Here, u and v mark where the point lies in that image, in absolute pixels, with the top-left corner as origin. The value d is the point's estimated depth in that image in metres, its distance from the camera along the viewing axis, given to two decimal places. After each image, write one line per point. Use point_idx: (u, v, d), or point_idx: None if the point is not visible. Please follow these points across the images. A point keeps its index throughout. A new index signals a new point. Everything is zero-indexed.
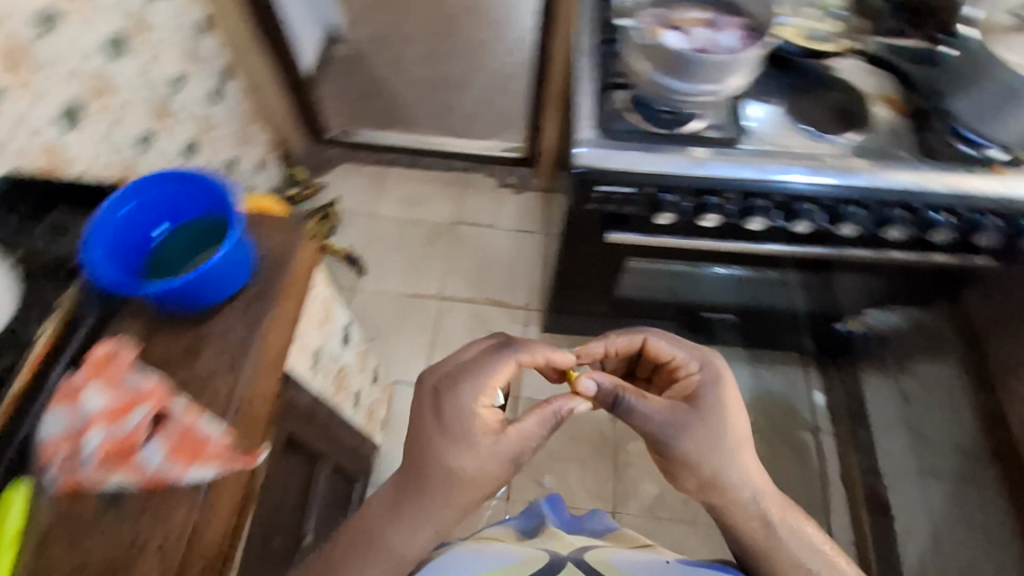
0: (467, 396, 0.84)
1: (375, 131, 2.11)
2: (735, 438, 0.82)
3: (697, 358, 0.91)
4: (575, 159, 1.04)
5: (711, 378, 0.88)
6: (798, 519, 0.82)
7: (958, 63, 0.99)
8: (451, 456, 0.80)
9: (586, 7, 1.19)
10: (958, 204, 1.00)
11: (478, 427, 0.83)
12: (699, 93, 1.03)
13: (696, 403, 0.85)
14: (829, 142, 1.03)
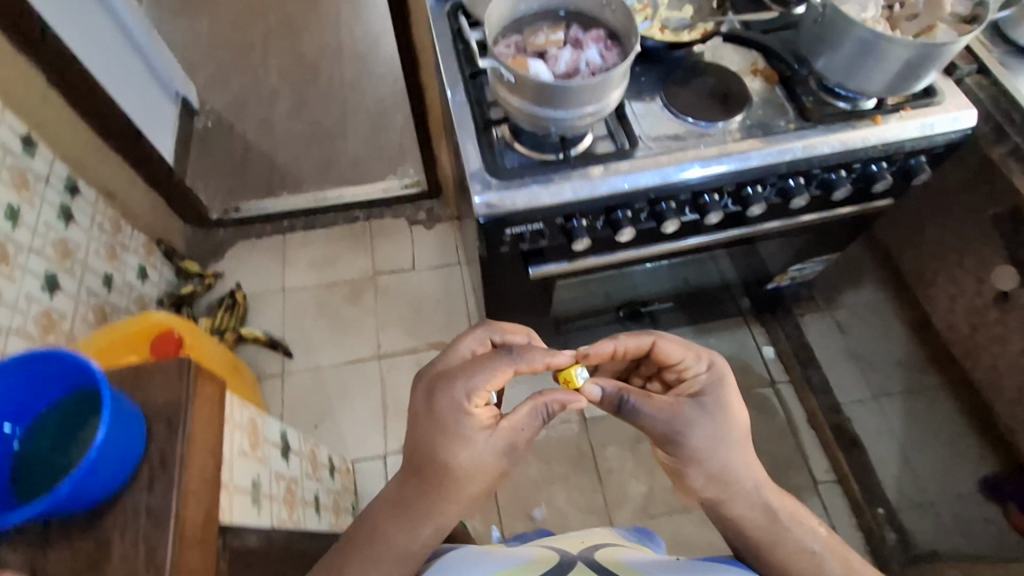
0: (463, 399, 0.72)
1: (263, 201, 1.92)
2: (743, 435, 0.73)
3: (705, 357, 0.80)
4: (475, 208, 0.84)
5: (719, 379, 0.77)
6: (801, 509, 0.73)
7: (809, 21, 0.90)
8: (450, 453, 0.70)
9: (442, 39, 1.01)
10: (858, 157, 0.92)
11: (476, 424, 0.72)
12: (579, 117, 0.79)
13: (704, 401, 0.74)
14: (720, 129, 0.91)
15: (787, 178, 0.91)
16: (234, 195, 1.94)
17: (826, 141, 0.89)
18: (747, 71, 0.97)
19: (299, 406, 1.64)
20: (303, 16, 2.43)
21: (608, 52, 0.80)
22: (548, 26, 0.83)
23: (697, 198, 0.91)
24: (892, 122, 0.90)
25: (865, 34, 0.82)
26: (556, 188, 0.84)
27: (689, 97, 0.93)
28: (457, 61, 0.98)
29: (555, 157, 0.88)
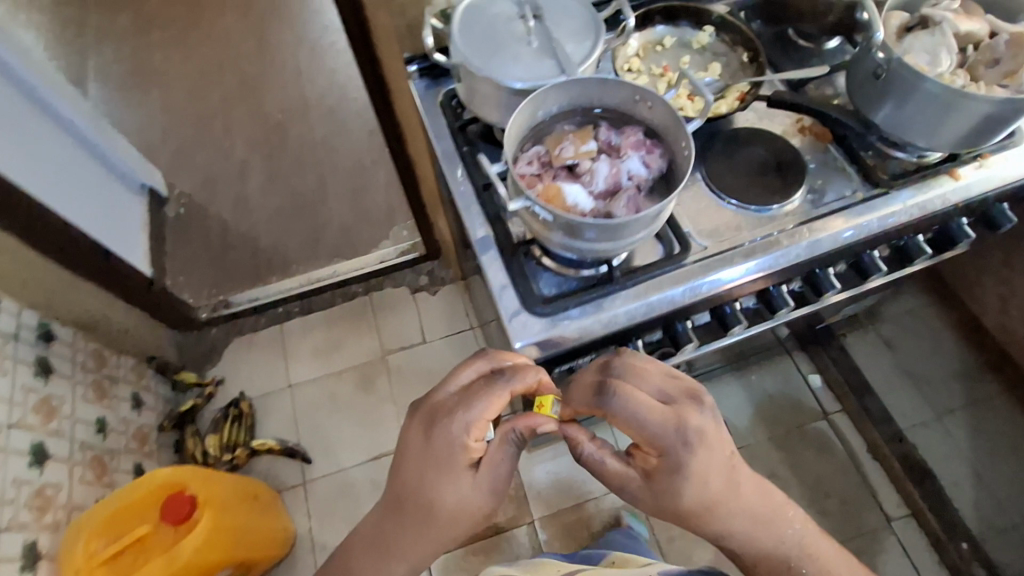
0: (458, 432, 0.67)
1: (253, 290, 1.79)
2: (700, 508, 0.66)
3: (664, 436, 0.64)
4: (520, 354, 0.73)
5: (671, 466, 0.64)
6: (779, 530, 0.70)
7: (863, 71, 0.78)
8: (438, 487, 0.68)
9: (441, 140, 0.88)
10: (938, 220, 0.81)
11: (465, 460, 0.68)
12: (629, 244, 0.67)
13: (651, 482, 0.67)
14: (781, 210, 0.79)
15: (862, 252, 0.81)
16: (222, 288, 1.80)
17: (901, 210, 0.79)
18: (794, 131, 0.85)
19: (328, 516, 1.51)
20: (260, 75, 2.28)
21: (651, 157, 0.68)
22: (573, 132, 0.72)
23: (765, 293, 0.81)
24: (972, 176, 0.80)
25: (941, 91, 0.70)
26: (609, 315, 0.74)
27: (736, 177, 0.81)
28: (464, 164, 0.86)
29: (598, 274, 0.76)
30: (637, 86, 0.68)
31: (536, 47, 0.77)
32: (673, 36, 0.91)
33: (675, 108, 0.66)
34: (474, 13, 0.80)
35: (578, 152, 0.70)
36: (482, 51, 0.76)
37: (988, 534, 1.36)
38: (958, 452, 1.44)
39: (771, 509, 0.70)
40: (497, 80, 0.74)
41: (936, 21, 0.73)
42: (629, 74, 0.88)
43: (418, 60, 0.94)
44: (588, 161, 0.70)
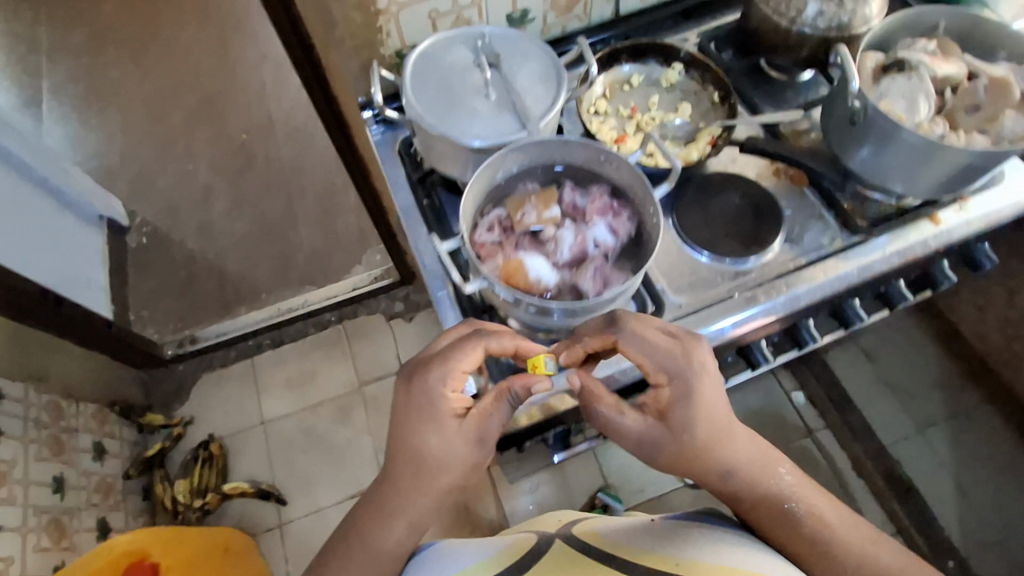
0: (438, 380, 0.64)
1: (222, 323, 1.72)
2: (712, 443, 0.61)
3: (671, 362, 0.61)
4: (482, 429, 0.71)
5: (681, 394, 0.60)
6: (774, 473, 0.65)
7: (839, 115, 0.75)
8: (419, 440, 0.63)
9: (400, 191, 0.83)
10: (919, 266, 0.78)
11: (446, 410, 0.63)
12: (597, 317, 0.64)
13: (666, 422, 0.61)
14: (757, 263, 0.75)
15: (844, 304, 0.78)
16: (189, 323, 1.74)
17: (882, 261, 0.76)
18: (769, 175, 0.82)
19: (304, 559, 1.44)
20: (223, 92, 2.20)
21: (619, 223, 0.65)
22: (536, 192, 0.68)
23: (747, 351, 0.77)
24: (953, 220, 0.77)
25: (920, 141, 0.66)
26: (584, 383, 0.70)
27: (710, 228, 0.77)
28: (426, 221, 0.82)
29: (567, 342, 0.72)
30: (602, 147, 0.64)
31: (494, 99, 0.73)
32: (641, 74, 0.86)
33: (642, 172, 0.63)
34: (429, 64, 0.75)
35: (544, 216, 0.66)
36: (437, 107, 0.72)
37: (975, 551, 1.33)
38: (941, 466, 1.41)
39: (766, 457, 0.65)
40: (453, 138, 0.69)
41: (913, 64, 0.70)
42: (595, 116, 0.84)
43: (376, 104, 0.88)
44: (552, 226, 0.66)
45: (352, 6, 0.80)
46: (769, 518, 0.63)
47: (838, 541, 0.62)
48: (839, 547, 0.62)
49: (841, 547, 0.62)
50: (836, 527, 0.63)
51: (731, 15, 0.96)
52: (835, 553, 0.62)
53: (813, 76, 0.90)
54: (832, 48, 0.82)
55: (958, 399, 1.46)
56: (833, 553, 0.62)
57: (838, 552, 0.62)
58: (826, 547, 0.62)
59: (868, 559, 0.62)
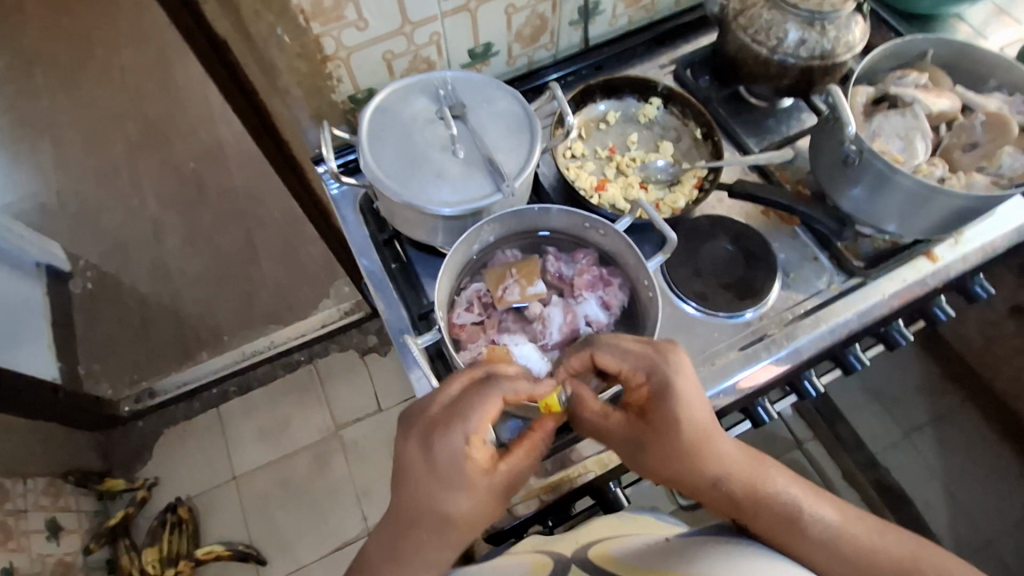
0: (460, 436, 0.51)
1: (181, 372, 1.59)
2: (697, 442, 0.55)
3: (646, 361, 0.55)
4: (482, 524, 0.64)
5: (661, 392, 0.54)
6: (766, 473, 0.58)
7: (829, 153, 0.71)
8: (442, 506, 0.51)
9: (366, 257, 0.76)
10: (917, 304, 0.75)
11: (476, 471, 0.51)
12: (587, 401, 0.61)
13: (648, 422, 0.56)
14: (753, 314, 0.71)
15: (844, 351, 0.73)
16: (146, 374, 1.61)
17: (881, 303, 0.72)
18: (758, 216, 0.78)
19: None
20: (167, 117, 2.05)
21: (610, 294, 0.61)
22: (517, 264, 0.63)
23: (751, 410, 0.72)
24: (948, 255, 0.74)
25: (916, 185, 0.63)
26: (583, 458, 0.66)
27: (702, 281, 0.73)
28: (398, 288, 0.75)
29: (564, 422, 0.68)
30: (586, 215, 0.59)
31: (463, 157, 0.66)
32: (617, 111, 0.81)
33: (632, 242, 0.58)
34: (388, 122, 0.68)
35: (529, 294, 0.61)
36: (400, 171, 0.65)
37: (966, 554, 1.34)
38: (928, 470, 1.42)
39: (759, 465, 0.58)
40: (421, 207, 0.62)
41: (907, 101, 0.66)
42: (572, 161, 0.78)
43: (341, 153, 0.81)
44: (539, 302, 0.62)
45: (294, 54, 0.72)
46: (770, 523, 0.54)
47: (844, 536, 0.54)
48: (847, 543, 0.54)
49: (851, 542, 0.54)
50: (839, 521, 0.56)
51: (707, 38, 0.91)
52: (844, 552, 0.53)
53: (794, 102, 0.86)
54: (816, 77, 0.78)
55: (941, 402, 1.47)
56: (842, 550, 0.53)
57: (847, 547, 0.54)
58: (832, 544, 0.54)
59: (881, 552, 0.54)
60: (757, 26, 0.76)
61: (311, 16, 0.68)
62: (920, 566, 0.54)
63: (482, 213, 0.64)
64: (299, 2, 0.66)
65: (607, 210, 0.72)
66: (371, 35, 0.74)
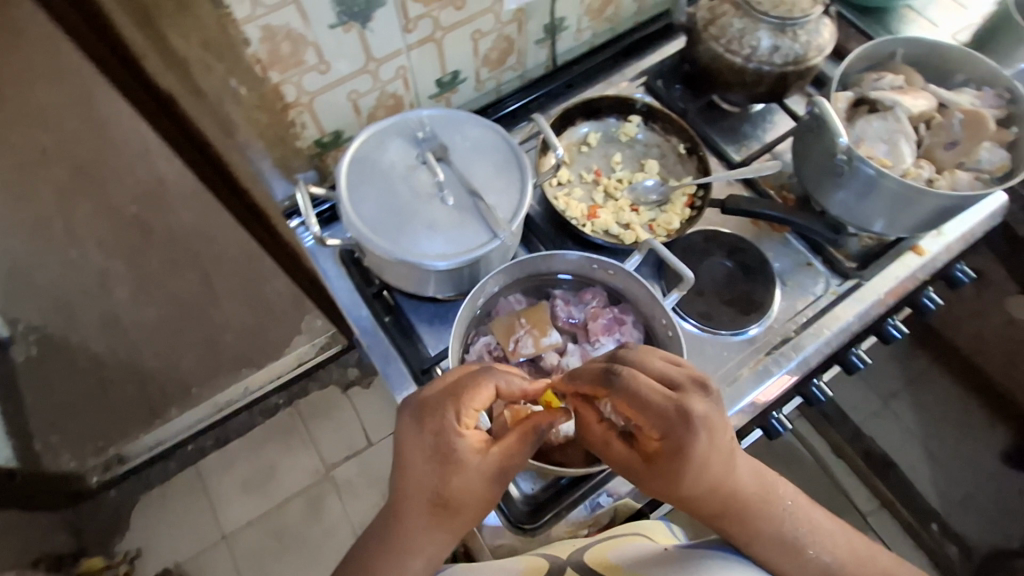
0: (451, 411, 0.51)
1: (152, 433, 1.45)
2: (706, 492, 0.51)
3: (665, 421, 0.48)
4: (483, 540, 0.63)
5: (674, 450, 0.48)
6: (778, 513, 0.54)
7: (812, 160, 0.71)
8: (431, 481, 0.50)
9: (354, 313, 0.73)
10: (909, 298, 0.76)
11: (466, 450, 0.50)
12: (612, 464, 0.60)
13: (653, 468, 0.51)
14: (758, 327, 0.71)
15: (845, 352, 0.74)
16: (113, 439, 1.45)
17: (876, 304, 0.74)
18: (748, 226, 0.77)
19: None
20: None
21: (625, 334, 0.62)
22: (525, 313, 0.62)
23: (765, 423, 0.73)
24: (933, 248, 0.76)
25: (904, 189, 0.63)
26: (617, 497, 0.65)
27: (704, 299, 0.72)
28: (394, 343, 0.71)
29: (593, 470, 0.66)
30: (596, 258, 0.60)
31: (453, 203, 0.62)
32: (598, 132, 0.80)
33: (644, 280, 0.59)
34: (367, 170, 0.63)
35: (545, 346, 0.61)
36: (388, 225, 0.61)
37: (950, 509, 1.41)
38: (909, 435, 1.47)
39: (767, 491, 0.54)
40: (415, 262, 0.59)
41: (887, 105, 0.68)
42: (560, 189, 0.76)
43: (317, 203, 0.76)
44: (554, 351, 0.62)
45: (252, 106, 0.66)
46: (774, 546, 0.52)
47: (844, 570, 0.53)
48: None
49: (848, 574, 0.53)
50: (839, 561, 0.54)
51: (674, 45, 0.90)
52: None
53: (766, 105, 0.86)
54: (790, 82, 0.77)
55: (914, 366, 1.46)
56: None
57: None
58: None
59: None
60: (729, 35, 0.76)
61: (269, 64, 0.63)
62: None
63: (480, 262, 0.61)
64: (254, 52, 0.61)
65: (601, 238, 0.71)
66: (334, 77, 0.69)
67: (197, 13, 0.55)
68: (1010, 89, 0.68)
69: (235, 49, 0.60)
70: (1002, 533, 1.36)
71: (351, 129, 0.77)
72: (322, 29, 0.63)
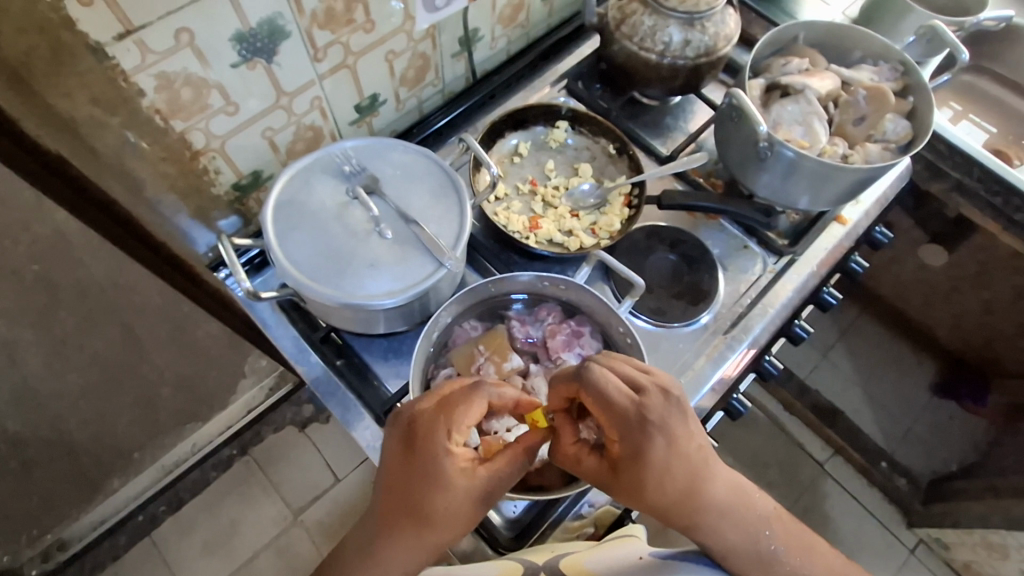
0: (444, 423, 0.50)
1: (93, 511, 1.26)
2: (674, 504, 0.51)
3: (625, 421, 0.50)
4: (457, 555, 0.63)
5: (633, 453, 0.50)
6: (751, 524, 0.53)
7: (737, 147, 0.74)
8: (418, 498, 0.49)
9: (302, 359, 0.69)
10: (839, 266, 0.81)
11: (456, 466, 0.49)
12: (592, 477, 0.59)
13: (618, 476, 0.52)
14: (708, 314, 0.73)
15: (790, 325, 0.78)
16: (48, 525, 1.21)
17: (812, 275, 0.77)
18: (684, 218, 0.79)
19: None
20: None
21: (585, 346, 0.62)
22: (483, 340, 0.63)
23: (727, 405, 0.76)
24: (854, 216, 0.80)
25: (824, 167, 0.66)
26: (598, 505, 0.66)
27: (654, 294, 0.73)
28: (351, 387, 0.68)
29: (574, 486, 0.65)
30: (546, 275, 0.61)
31: (391, 237, 0.60)
32: (527, 141, 0.79)
33: (596, 292, 0.61)
34: (292, 215, 0.60)
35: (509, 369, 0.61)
36: (326, 269, 0.58)
37: (895, 445, 1.51)
38: (851, 382, 1.55)
39: (744, 501, 0.54)
40: (361, 304, 0.57)
41: (798, 89, 0.71)
42: (498, 204, 0.75)
43: (241, 252, 0.71)
44: (517, 374, 0.62)
45: (157, 159, 0.61)
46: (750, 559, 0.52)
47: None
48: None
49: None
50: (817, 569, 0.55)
51: (588, 45, 0.91)
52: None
53: (683, 96, 0.88)
54: (704, 72, 0.79)
55: (843, 316, 1.58)
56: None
57: None
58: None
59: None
60: (641, 33, 0.77)
61: (170, 113, 0.58)
62: None
63: (427, 292, 0.59)
64: (151, 102, 0.56)
65: (545, 249, 0.70)
66: (245, 117, 0.64)
67: (78, 70, 0.50)
68: (902, 61, 0.73)
69: (130, 101, 0.55)
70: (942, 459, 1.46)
71: (271, 166, 0.72)
72: (223, 68, 0.58)
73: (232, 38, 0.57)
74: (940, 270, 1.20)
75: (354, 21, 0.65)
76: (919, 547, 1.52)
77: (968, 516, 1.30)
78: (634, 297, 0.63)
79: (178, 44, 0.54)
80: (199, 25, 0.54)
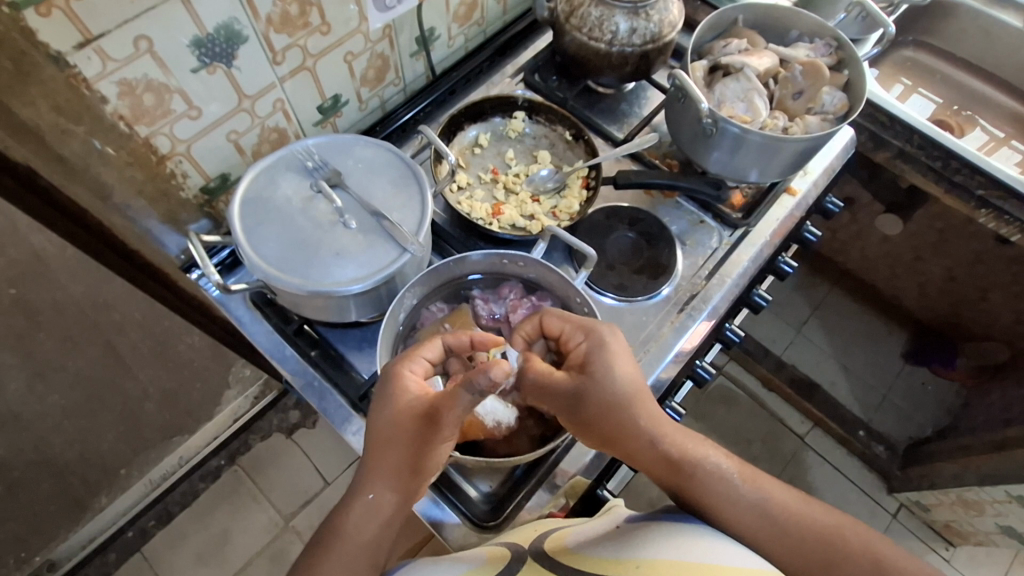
0: (396, 359, 0.58)
1: (82, 530, 1.22)
2: (637, 398, 0.57)
3: (583, 326, 0.60)
4: (449, 542, 0.65)
5: (596, 342, 0.58)
6: (698, 442, 0.57)
7: (686, 126, 0.77)
8: (372, 417, 0.56)
9: (279, 354, 0.71)
10: (792, 235, 0.85)
11: (402, 392, 0.55)
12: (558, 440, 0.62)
13: (589, 374, 0.57)
14: (669, 288, 0.76)
15: (749, 294, 0.82)
16: (36, 547, 1.18)
17: (765, 246, 0.81)
18: (642, 197, 0.83)
19: None
20: None
21: None
22: (449, 319, 0.67)
23: (693, 372, 0.79)
24: (803, 186, 0.84)
25: (765, 139, 0.70)
26: (569, 477, 0.68)
27: (615, 272, 0.77)
28: (327, 376, 0.70)
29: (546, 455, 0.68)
30: (505, 253, 0.65)
31: (356, 227, 0.62)
32: (487, 133, 0.82)
33: (552, 266, 0.64)
34: (258, 204, 0.63)
35: None
36: (294, 259, 0.60)
37: (871, 414, 1.55)
38: (824, 355, 1.60)
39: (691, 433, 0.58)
40: (330, 291, 0.59)
41: (738, 68, 0.75)
42: (461, 194, 0.78)
43: (213, 252, 0.73)
44: None
45: (123, 164, 0.63)
46: (708, 477, 0.55)
47: (780, 505, 0.54)
48: (775, 507, 0.54)
49: (787, 511, 0.54)
50: (774, 493, 0.55)
51: (543, 39, 0.94)
52: (770, 514, 0.54)
53: (637, 83, 0.91)
54: (653, 59, 0.83)
55: (814, 292, 1.63)
56: (769, 514, 0.54)
57: (778, 513, 0.54)
58: (761, 506, 0.54)
59: (811, 518, 0.54)
60: (590, 24, 0.79)
61: (133, 119, 0.60)
62: (844, 536, 0.53)
63: (392, 277, 0.62)
64: (114, 108, 0.58)
65: (508, 233, 0.73)
66: (208, 121, 0.66)
67: (41, 80, 0.53)
68: (837, 37, 0.77)
69: (92, 108, 0.57)
70: (917, 425, 1.50)
71: (238, 170, 0.74)
72: (184, 74, 0.60)
73: (191, 44, 0.59)
74: (902, 240, 1.24)
75: (310, 23, 0.67)
76: (901, 511, 1.53)
77: (943, 476, 1.33)
78: (590, 268, 0.66)
79: (138, 51, 0.56)
80: (157, 32, 0.56)
